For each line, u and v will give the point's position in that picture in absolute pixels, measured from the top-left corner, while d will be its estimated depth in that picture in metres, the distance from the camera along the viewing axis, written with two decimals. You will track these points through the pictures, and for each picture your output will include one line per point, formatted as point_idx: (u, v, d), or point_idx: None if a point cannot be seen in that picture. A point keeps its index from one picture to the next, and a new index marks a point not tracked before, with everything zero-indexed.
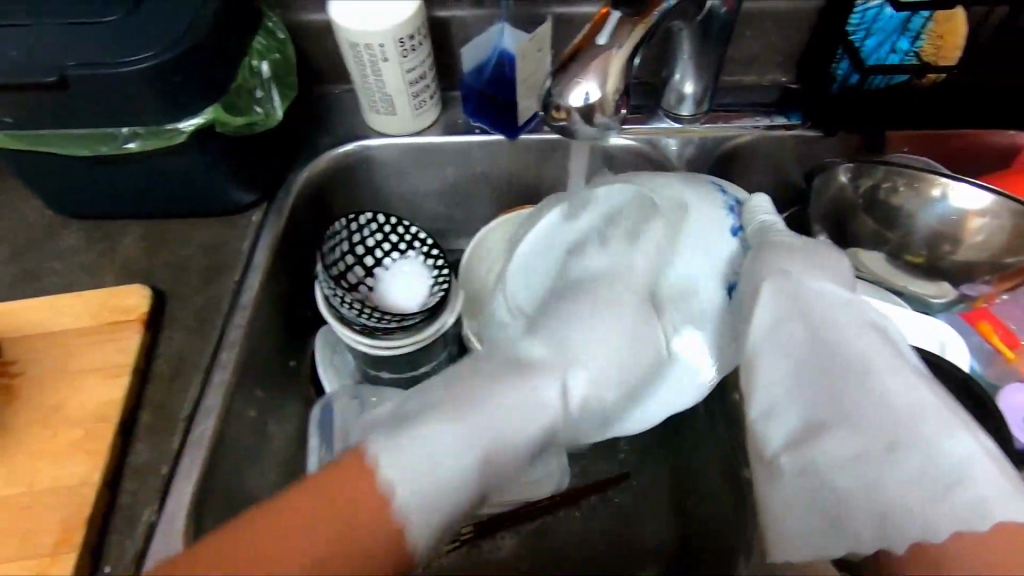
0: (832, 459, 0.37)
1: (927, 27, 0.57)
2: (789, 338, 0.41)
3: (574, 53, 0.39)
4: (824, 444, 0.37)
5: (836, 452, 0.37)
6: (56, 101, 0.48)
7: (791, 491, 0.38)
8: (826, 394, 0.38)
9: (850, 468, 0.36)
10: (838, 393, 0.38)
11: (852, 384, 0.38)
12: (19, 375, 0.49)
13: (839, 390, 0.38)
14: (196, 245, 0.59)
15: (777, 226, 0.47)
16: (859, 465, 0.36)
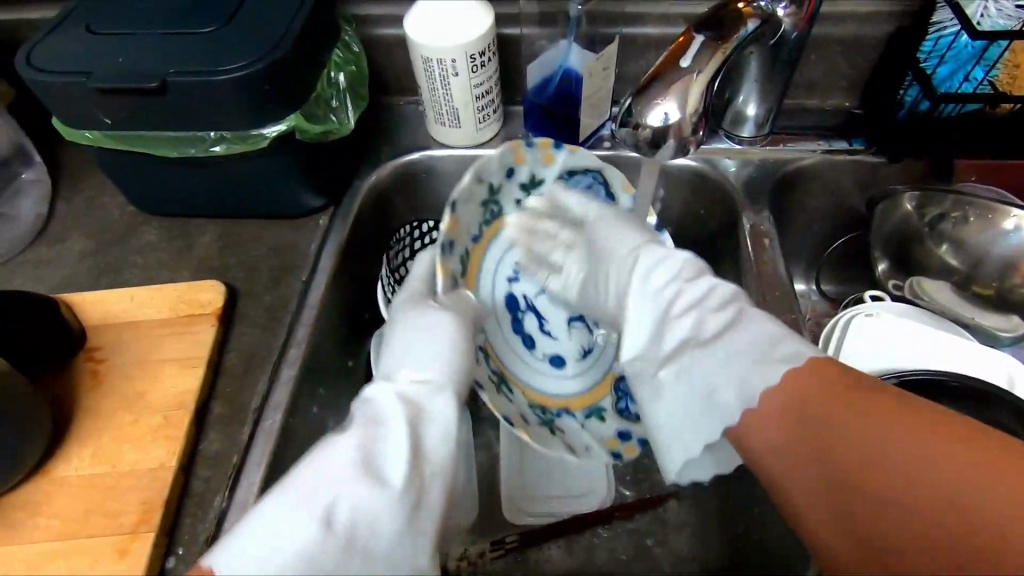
0: (704, 363, 0.42)
1: (1006, 57, 0.55)
2: (651, 265, 0.48)
3: (653, 77, 0.41)
4: (690, 356, 0.43)
5: (701, 362, 0.43)
6: (154, 105, 0.51)
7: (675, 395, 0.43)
8: (678, 310, 0.46)
9: (712, 365, 0.42)
10: (684, 299, 0.46)
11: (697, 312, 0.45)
12: (104, 361, 0.52)
13: (685, 296, 0.46)
14: (266, 246, 0.62)
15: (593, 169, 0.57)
16: (727, 354, 0.42)
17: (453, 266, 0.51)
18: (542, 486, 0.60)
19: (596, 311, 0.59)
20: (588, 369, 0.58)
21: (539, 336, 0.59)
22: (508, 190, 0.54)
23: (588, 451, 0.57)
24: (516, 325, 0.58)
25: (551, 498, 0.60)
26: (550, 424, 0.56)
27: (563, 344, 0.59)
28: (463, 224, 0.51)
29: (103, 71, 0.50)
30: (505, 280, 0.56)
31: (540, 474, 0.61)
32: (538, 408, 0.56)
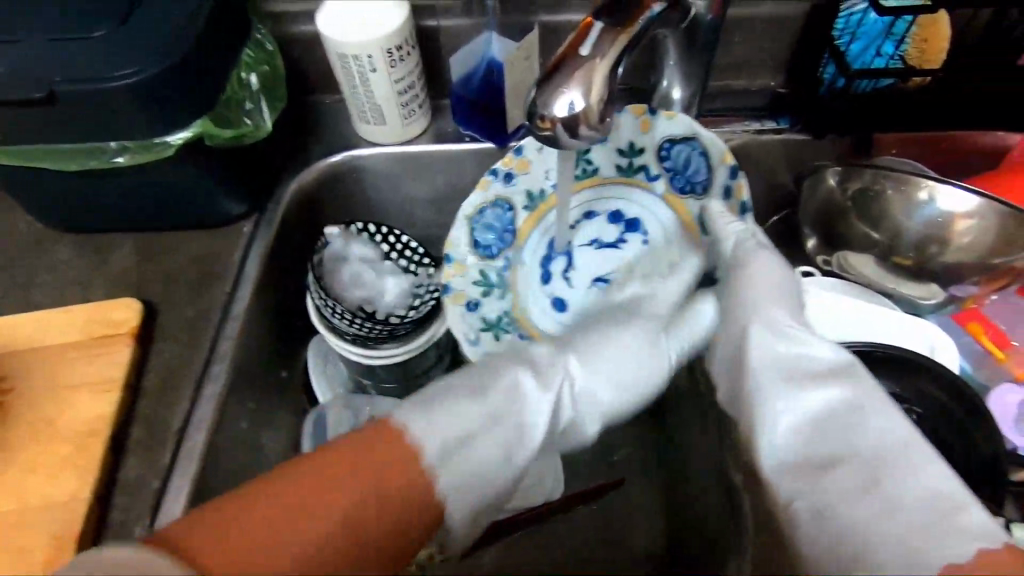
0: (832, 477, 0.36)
1: (911, 31, 0.58)
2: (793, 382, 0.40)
3: (556, 65, 0.39)
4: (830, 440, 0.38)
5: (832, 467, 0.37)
6: (45, 117, 0.48)
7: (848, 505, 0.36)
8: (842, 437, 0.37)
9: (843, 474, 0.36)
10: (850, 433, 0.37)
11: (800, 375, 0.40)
12: (9, 391, 0.49)
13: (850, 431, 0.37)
14: (186, 258, 0.59)
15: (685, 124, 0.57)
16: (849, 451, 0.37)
17: (495, 186, 0.59)
18: None
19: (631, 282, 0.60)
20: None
21: (557, 278, 0.61)
22: (603, 152, 0.59)
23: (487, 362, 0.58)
24: (545, 259, 0.61)
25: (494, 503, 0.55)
26: (498, 329, 0.60)
27: (575, 293, 0.60)
28: (534, 166, 0.59)
29: None
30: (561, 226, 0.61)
31: None
32: (510, 320, 0.61)
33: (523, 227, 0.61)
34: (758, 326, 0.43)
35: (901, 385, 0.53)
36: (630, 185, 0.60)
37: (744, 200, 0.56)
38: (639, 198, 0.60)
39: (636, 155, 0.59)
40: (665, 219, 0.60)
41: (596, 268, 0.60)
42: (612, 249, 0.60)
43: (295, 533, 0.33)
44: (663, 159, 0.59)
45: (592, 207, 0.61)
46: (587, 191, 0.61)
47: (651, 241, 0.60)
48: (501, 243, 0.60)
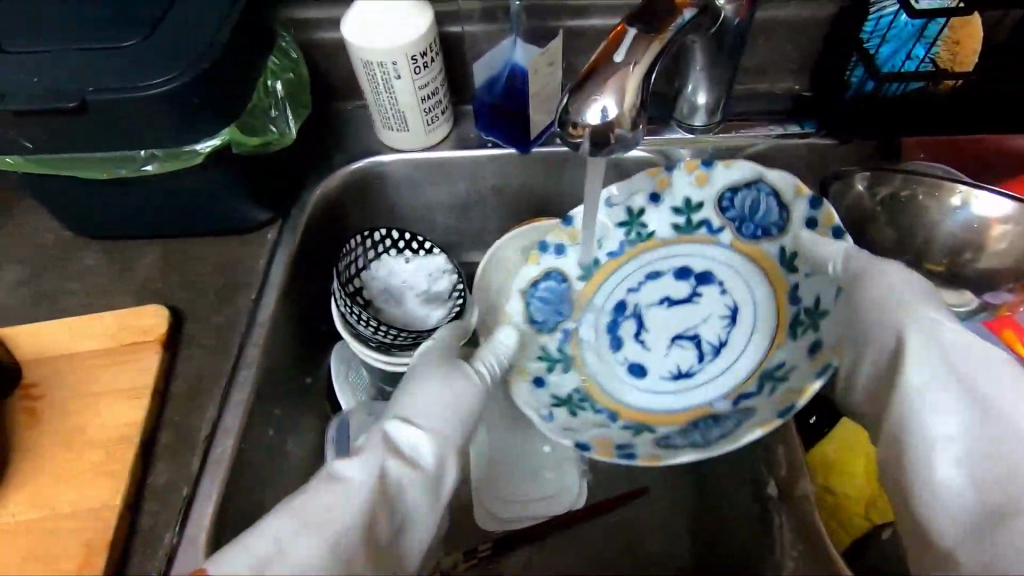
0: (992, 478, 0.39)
1: (944, 34, 0.57)
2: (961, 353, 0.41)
3: (589, 72, 0.39)
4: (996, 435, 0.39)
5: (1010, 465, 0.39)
6: (76, 126, 0.48)
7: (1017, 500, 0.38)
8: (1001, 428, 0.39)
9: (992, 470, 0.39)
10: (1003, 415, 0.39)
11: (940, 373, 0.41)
12: (40, 398, 0.50)
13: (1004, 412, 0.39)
14: (211, 265, 0.59)
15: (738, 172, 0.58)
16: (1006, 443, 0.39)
17: (547, 259, 0.60)
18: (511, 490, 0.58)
19: (716, 333, 0.59)
20: (667, 388, 0.58)
21: (630, 342, 0.60)
22: (653, 213, 0.60)
23: (573, 430, 0.55)
24: (613, 325, 0.60)
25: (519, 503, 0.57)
26: (574, 406, 0.57)
27: (651, 355, 0.59)
28: (583, 234, 0.59)
29: (17, 93, 0.47)
30: (624, 289, 0.61)
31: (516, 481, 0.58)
32: (582, 395, 0.58)
33: (580, 296, 0.61)
34: (915, 321, 0.43)
35: None
36: (694, 242, 0.60)
37: (836, 227, 0.54)
38: (699, 249, 0.60)
39: (693, 210, 0.60)
40: (737, 270, 0.59)
41: (678, 325, 0.59)
42: (688, 305, 0.60)
43: None
44: (725, 211, 0.59)
45: (656, 270, 0.60)
46: (648, 255, 0.61)
47: (730, 289, 0.59)
48: (557, 316, 0.60)
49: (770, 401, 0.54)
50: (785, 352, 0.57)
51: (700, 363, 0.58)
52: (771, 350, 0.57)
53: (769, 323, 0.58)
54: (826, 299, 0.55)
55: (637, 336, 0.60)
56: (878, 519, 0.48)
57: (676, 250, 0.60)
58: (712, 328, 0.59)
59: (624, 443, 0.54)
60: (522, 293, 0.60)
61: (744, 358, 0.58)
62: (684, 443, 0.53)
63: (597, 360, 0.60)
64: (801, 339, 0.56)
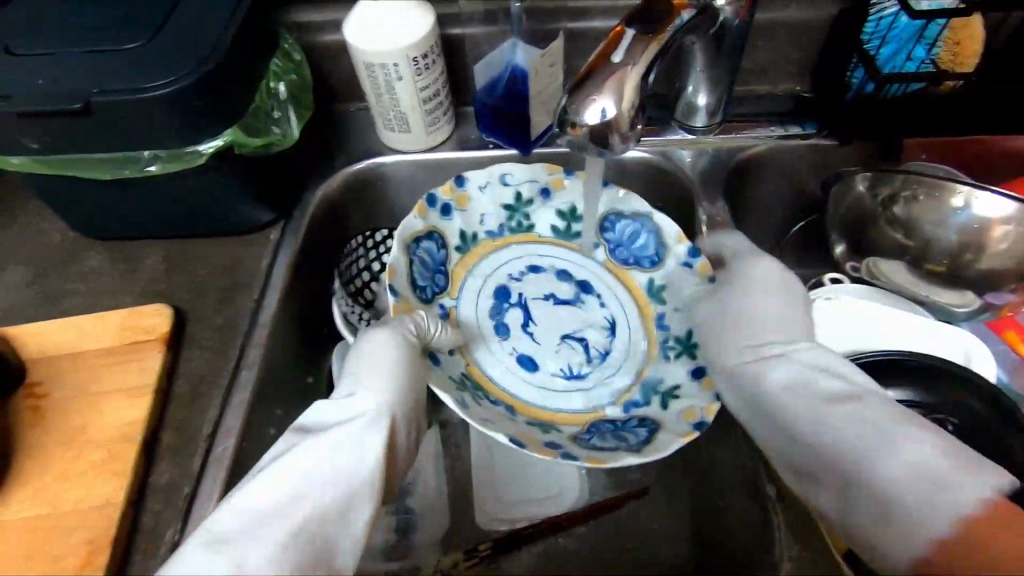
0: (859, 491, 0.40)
1: (944, 35, 0.57)
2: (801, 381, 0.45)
3: (587, 72, 0.39)
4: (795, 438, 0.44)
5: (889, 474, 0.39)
6: (81, 128, 0.49)
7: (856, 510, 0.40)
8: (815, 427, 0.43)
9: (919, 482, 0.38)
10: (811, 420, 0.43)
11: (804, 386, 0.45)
12: (45, 397, 0.50)
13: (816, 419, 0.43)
14: (214, 265, 0.60)
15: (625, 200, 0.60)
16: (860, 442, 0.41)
17: (433, 216, 0.59)
18: (513, 491, 0.59)
19: (600, 341, 0.59)
20: (559, 387, 0.57)
21: (519, 333, 0.59)
22: (541, 209, 0.62)
23: (487, 422, 0.51)
24: (498, 312, 0.60)
25: (521, 503, 0.59)
26: (471, 391, 0.54)
27: (540, 348, 0.59)
28: (472, 204, 0.61)
29: (23, 94, 0.48)
30: (506, 275, 0.61)
31: (518, 482, 0.60)
32: (469, 380, 0.56)
33: (454, 270, 0.60)
34: (777, 343, 0.49)
35: (934, 394, 0.52)
36: (569, 250, 0.62)
37: (689, 248, 0.59)
38: (578, 253, 0.62)
39: (575, 220, 0.62)
40: (607, 282, 0.61)
41: (570, 323, 0.60)
42: (574, 306, 0.60)
43: None
44: (605, 232, 0.61)
45: (536, 264, 0.62)
46: (520, 246, 0.62)
47: (607, 303, 0.61)
48: (433, 285, 0.58)
49: (674, 420, 0.53)
50: (661, 367, 0.57)
51: (588, 365, 0.58)
52: (647, 365, 0.58)
53: (641, 336, 0.59)
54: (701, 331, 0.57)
55: (512, 327, 0.59)
56: None
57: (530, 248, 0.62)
58: (597, 335, 0.59)
59: (550, 441, 0.51)
60: (405, 246, 0.56)
61: (625, 369, 0.58)
62: (616, 451, 0.50)
63: (485, 352, 0.58)
64: (675, 361, 0.57)
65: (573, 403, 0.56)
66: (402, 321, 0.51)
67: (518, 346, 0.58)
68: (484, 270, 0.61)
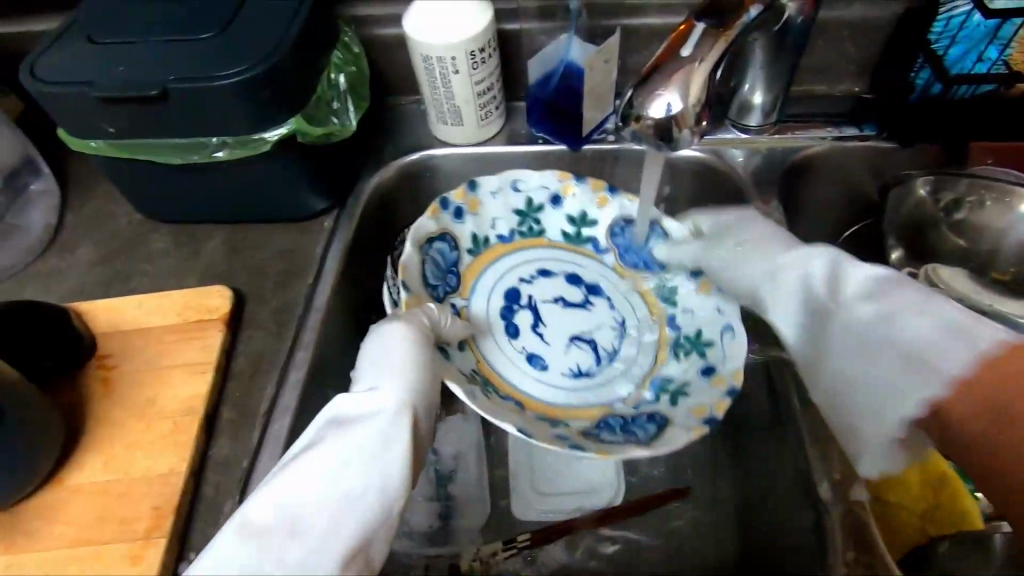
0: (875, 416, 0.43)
1: (1020, 35, 0.54)
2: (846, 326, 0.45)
3: (654, 67, 0.39)
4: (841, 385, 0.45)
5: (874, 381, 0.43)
6: (156, 114, 0.51)
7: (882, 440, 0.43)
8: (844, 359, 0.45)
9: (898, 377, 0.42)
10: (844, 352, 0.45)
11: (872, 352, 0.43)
12: (113, 369, 0.53)
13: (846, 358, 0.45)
14: (272, 251, 0.62)
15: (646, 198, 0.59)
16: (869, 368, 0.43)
17: (445, 218, 0.60)
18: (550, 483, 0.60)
19: (608, 342, 0.59)
20: (567, 386, 0.56)
21: (529, 333, 0.58)
22: (551, 215, 0.63)
23: (501, 413, 0.51)
24: (508, 313, 0.59)
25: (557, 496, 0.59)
26: (488, 390, 0.54)
27: (550, 350, 0.58)
28: (483, 208, 0.62)
29: (105, 80, 0.50)
30: (517, 278, 0.61)
31: (554, 474, 0.60)
32: (480, 378, 0.55)
33: (466, 273, 0.60)
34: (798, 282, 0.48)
35: None
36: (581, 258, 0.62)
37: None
38: (589, 264, 0.62)
39: (586, 226, 0.63)
40: (612, 281, 0.61)
41: (581, 325, 0.59)
42: (582, 311, 0.60)
43: None
44: (614, 237, 0.62)
45: (548, 269, 0.62)
46: (532, 252, 0.62)
47: (618, 306, 0.60)
48: (446, 285, 0.58)
49: (682, 416, 0.53)
50: (671, 368, 0.57)
51: (598, 365, 0.57)
52: (657, 365, 0.57)
53: (650, 335, 0.59)
54: (709, 331, 0.57)
55: (527, 329, 0.59)
56: (934, 532, 0.47)
57: (535, 255, 0.62)
58: (606, 336, 0.59)
59: (558, 435, 0.52)
60: (417, 247, 0.57)
61: (631, 368, 0.57)
62: (614, 442, 0.52)
63: (493, 349, 0.57)
64: (682, 359, 0.57)
65: (579, 393, 0.56)
66: (427, 308, 0.52)
67: (527, 346, 0.58)
68: (495, 275, 0.61)
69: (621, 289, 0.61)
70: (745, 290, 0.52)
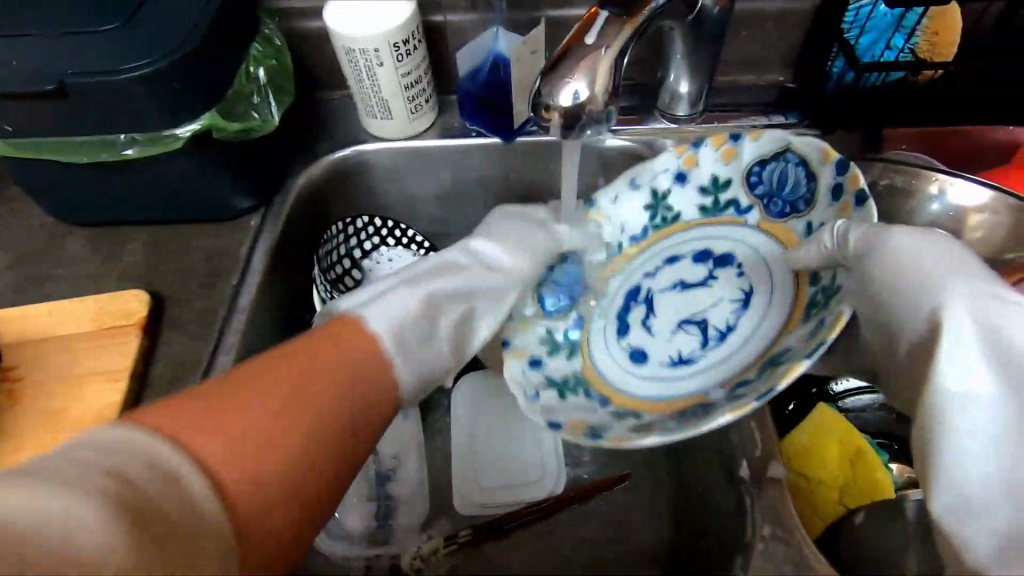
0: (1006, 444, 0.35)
1: (922, 23, 0.57)
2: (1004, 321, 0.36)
3: (561, 55, 0.39)
4: (976, 392, 0.36)
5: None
6: (56, 110, 0.49)
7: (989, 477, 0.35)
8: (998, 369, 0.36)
9: None
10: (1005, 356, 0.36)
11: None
12: (20, 380, 0.50)
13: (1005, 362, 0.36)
14: (195, 251, 0.60)
15: (764, 152, 0.55)
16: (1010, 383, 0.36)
17: None
18: (489, 477, 0.59)
19: (726, 317, 0.56)
20: (669, 375, 0.55)
21: (637, 326, 0.57)
22: (682, 195, 0.58)
23: (545, 410, 0.51)
24: (622, 311, 0.58)
25: (497, 490, 0.59)
26: (568, 392, 0.54)
27: (653, 339, 0.57)
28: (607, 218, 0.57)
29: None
30: (640, 273, 0.58)
31: (494, 467, 0.60)
32: (578, 379, 0.55)
33: (594, 278, 0.58)
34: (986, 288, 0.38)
35: None
36: (713, 229, 0.57)
37: (836, 162, 0.52)
38: (707, 232, 0.58)
39: (721, 190, 0.57)
40: (756, 237, 0.57)
41: (694, 309, 0.57)
42: (701, 296, 0.57)
43: (236, 451, 0.31)
44: (753, 187, 0.56)
45: (675, 253, 0.58)
46: (671, 238, 0.58)
47: (747, 273, 0.57)
48: (566, 298, 0.57)
49: (763, 381, 0.50)
50: (791, 339, 0.53)
51: (702, 350, 0.56)
52: (783, 334, 0.54)
53: (784, 304, 0.55)
54: (839, 271, 0.51)
55: (648, 321, 0.58)
56: (851, 505, 0.49)
57: (698, 233, 0.58)
58: (721, 312, 0.56)
59: (602, 428, 0.51)
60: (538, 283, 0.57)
61: (750, 341, 0.55)
62: (662, 428, 0.50)
63: (597, 348, 0.57)
64: (811, 319, 0.52)
65: (671, 379, 0.55)
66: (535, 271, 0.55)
67: (636, 339, 0.57)
68: (631, 274, 0.58)
69: (749, 258, 0.57)
70: (816, 247, 0.49)
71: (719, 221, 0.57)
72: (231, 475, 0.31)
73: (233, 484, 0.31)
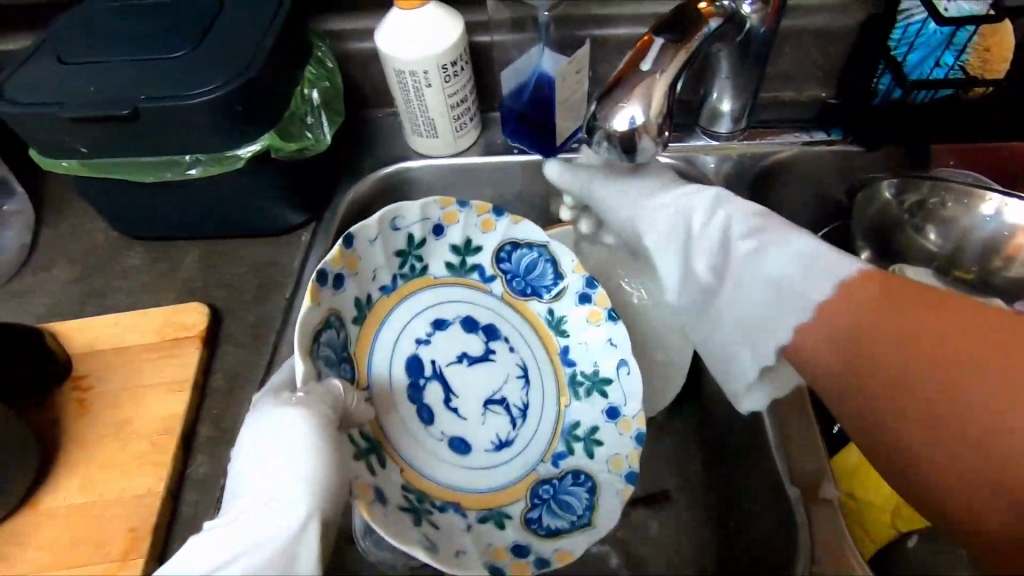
0: (737, 264, 0.52)
1: (973, 41, 0.57)
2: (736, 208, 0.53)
3: (616, 81, 0.40)
4: (728, 235, 0.53)
5: (744, 265, 0.52)
6: (128, 133, 0.51)
7: (721, 267, 0.54)
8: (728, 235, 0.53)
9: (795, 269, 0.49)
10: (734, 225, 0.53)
11: (712, 274, 0.54)
12: (89, 390, 0.52)
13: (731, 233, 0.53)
14: (249, 266, 0.62)
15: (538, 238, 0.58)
16: (766, 279, 0.51)
17: (326, 296, 0.49)
18: None
19: (517, 395, 0.57)
20: (490, 461, 0.55)
21: (442, 412, 0.55)
22: (434, 247, 0.57)
23: (463, 557, 0.49)
24: (416, 393, 0.55)
25: None
26: (421, 513, 0.50)
27: (469, 425, 0.56)
28: (363, 262, 0.52)
29: (75, 101, 0.50)
30: (414, 340, 0.56)
31: None
32: (416, 496, 0.51)
33: (358, 346, 0.53)
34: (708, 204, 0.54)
35: None
36: (451, 298, 0.58)
37: (585, 276, 0.58)
38: (431, 295, 0.57)
39: (470, 254, 0.58)
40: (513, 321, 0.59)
41: (488, 387, 0.57)
42: (493, 373, 0.57)
43: (63, 528, 0.46)
44: (501, 262, 0.58)
45: (440, 317, 0.57)
46: (422, 293, 0.57)
47: (517, 346, 0.58)
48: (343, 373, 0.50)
49: (604, 472, 0.54)
50: (573, 409, 0.58)
51: (514, 430, 0.56)
52: (561, 409, 0.58)
53: (553, 383, 0.58)
54: (608, 367, 0.57)
55: (451, 406, 0.56)
56: (903, 527, 0.49)
57: (418, 301, 0.57)
58: (513, 389, 0.57)
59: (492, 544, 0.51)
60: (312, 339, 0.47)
61: (545, 413, 0.57)
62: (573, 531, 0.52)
63: (412, 446, 0.53)
64: (586, 399, 0.58)
65: (493, 473, 0.55)
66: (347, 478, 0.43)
67: (445, 427, 0.55)
68: (381, 347, 0.54)
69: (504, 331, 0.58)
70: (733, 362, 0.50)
71: (460, 286, 0.58)
72: (76, 536, 0.46)
73: (89, 537, 0.46)
